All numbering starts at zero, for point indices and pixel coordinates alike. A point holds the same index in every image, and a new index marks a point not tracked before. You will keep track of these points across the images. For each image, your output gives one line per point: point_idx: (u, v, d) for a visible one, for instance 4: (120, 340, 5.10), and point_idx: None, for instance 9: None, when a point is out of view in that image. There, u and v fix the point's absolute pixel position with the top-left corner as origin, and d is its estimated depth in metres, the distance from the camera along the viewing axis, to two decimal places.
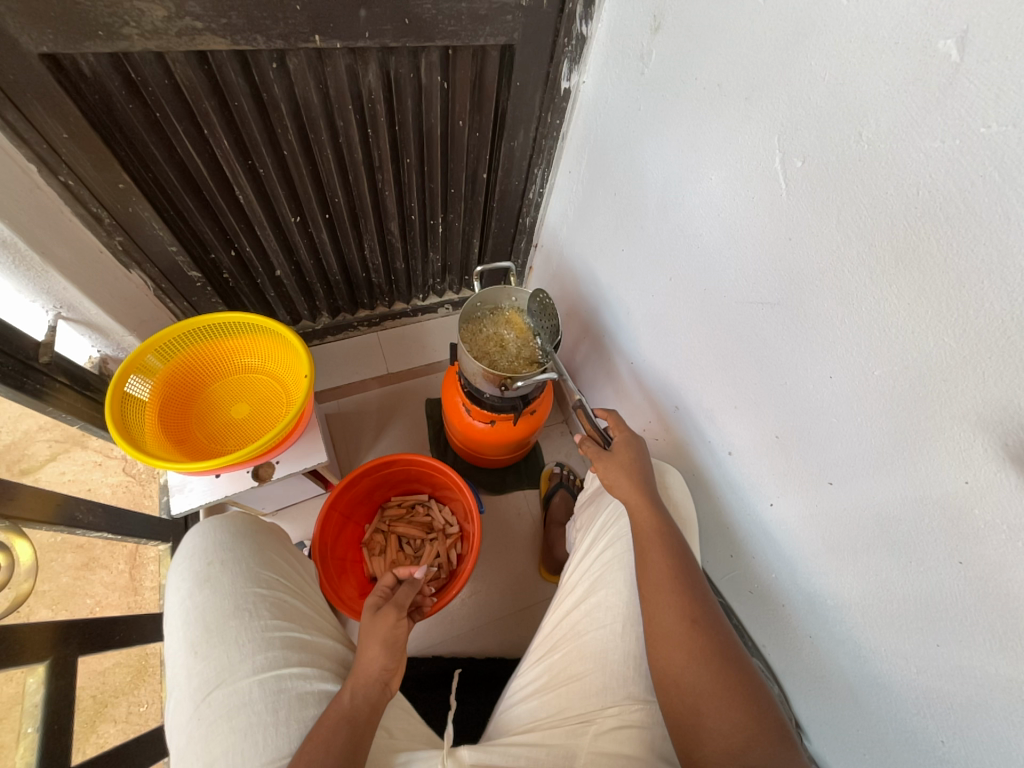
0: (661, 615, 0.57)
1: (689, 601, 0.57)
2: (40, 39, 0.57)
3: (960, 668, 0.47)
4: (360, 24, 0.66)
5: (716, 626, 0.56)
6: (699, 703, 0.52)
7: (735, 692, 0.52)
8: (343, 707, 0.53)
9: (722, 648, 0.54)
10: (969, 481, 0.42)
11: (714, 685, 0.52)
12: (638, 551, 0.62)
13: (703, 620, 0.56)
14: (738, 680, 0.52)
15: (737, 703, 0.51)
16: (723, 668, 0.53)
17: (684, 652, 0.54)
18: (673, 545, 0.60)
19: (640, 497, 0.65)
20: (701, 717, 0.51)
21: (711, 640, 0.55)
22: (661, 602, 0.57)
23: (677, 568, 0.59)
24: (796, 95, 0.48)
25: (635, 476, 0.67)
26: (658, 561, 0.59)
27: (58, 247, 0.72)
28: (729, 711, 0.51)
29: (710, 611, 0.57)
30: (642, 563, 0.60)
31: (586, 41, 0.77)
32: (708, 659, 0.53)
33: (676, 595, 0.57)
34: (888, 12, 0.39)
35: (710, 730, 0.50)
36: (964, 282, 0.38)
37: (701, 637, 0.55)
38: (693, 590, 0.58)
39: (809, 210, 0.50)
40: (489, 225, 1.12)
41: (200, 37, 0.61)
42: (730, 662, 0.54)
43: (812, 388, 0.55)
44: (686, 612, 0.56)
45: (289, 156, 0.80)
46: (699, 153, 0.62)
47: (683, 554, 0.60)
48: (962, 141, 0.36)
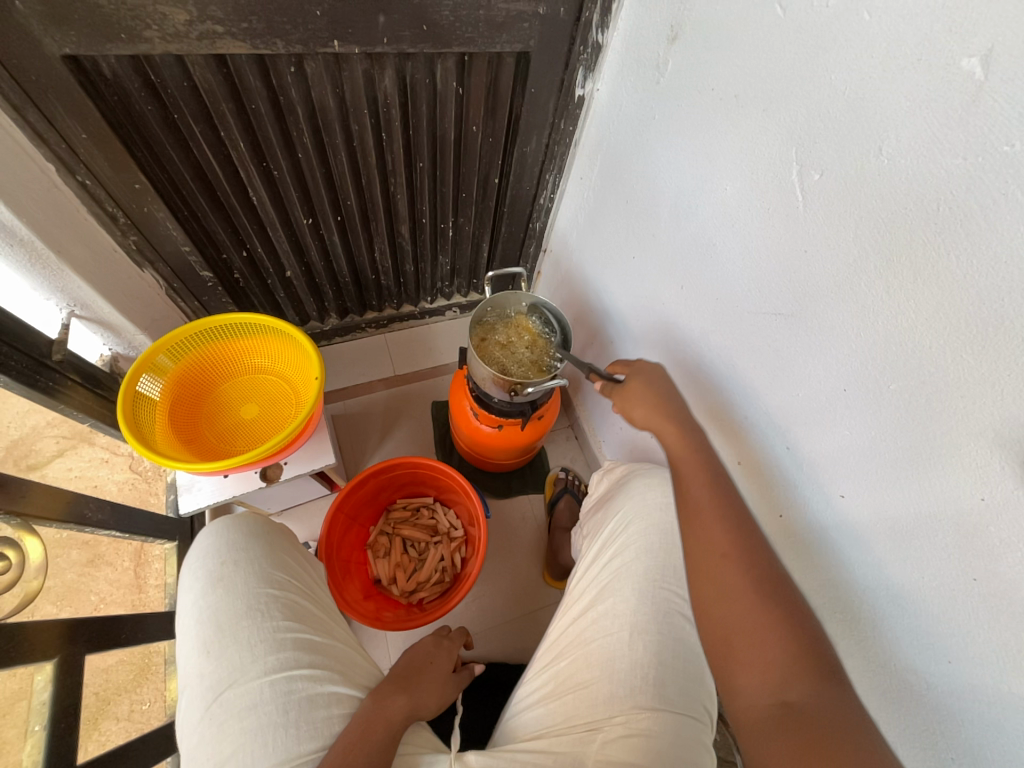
0: (693, 548, 0.61)
1: (722, 535, 0.59)
2: (62, 40, 0.57)
3: (972, 686, 0.46)
4: (378, 30, 0.67)
5: (753, 558, 0.58)
6: (734, 634, 0.55)
7: (774, 624, 0.53)
8: (389, 720, 0.56)
9: (760, 582, 0.56)
10: (985, 498, 0.42)
11: (750, 618, 0.54)
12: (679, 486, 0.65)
13: (735, 554, 0.58)
14: (776, 612, 0.54)
15: (776, 636, 0.53)
16: (760, 600, 0.55)
17: (715, 583, 0.58)
18: (710, 482, 0.63)
19: (678, 441, 0.68)
20: (734, 647, 0.55)
21: (745, 573, 0.57)
22: (693, 535, 0.61)
23: (711, 506, 0.61)
24: (815, 108, 0.48)
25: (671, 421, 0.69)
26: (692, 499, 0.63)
27: (73, 246, 0.72)
28: (764, 646, 0.53)
29: (752, 542, 0.59)
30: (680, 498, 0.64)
31: (602, 49, 0.77)
32: (741, 592, 0.56)
33: (709, 527, 0.60)
34: (912, 28, 0.39)
35: (748, 666, 0.53)
36: (983, 300, 0.38)
37: (733, 570, 0.57)
38: (729, 521, 0.60)
39: (825, 223, 0.50)
40: (499, 229, 1.12)
41: (221, 41, 0.62)
42: (766, 596, 0.55)
43: (825, 400, 0.55)
44: (718, 543, 0.59)
45: (303, 159, 0.80)
46: (714, 163, 0.62)
47: (723, 491, 0.63)
48: (984, 158, 0.36)
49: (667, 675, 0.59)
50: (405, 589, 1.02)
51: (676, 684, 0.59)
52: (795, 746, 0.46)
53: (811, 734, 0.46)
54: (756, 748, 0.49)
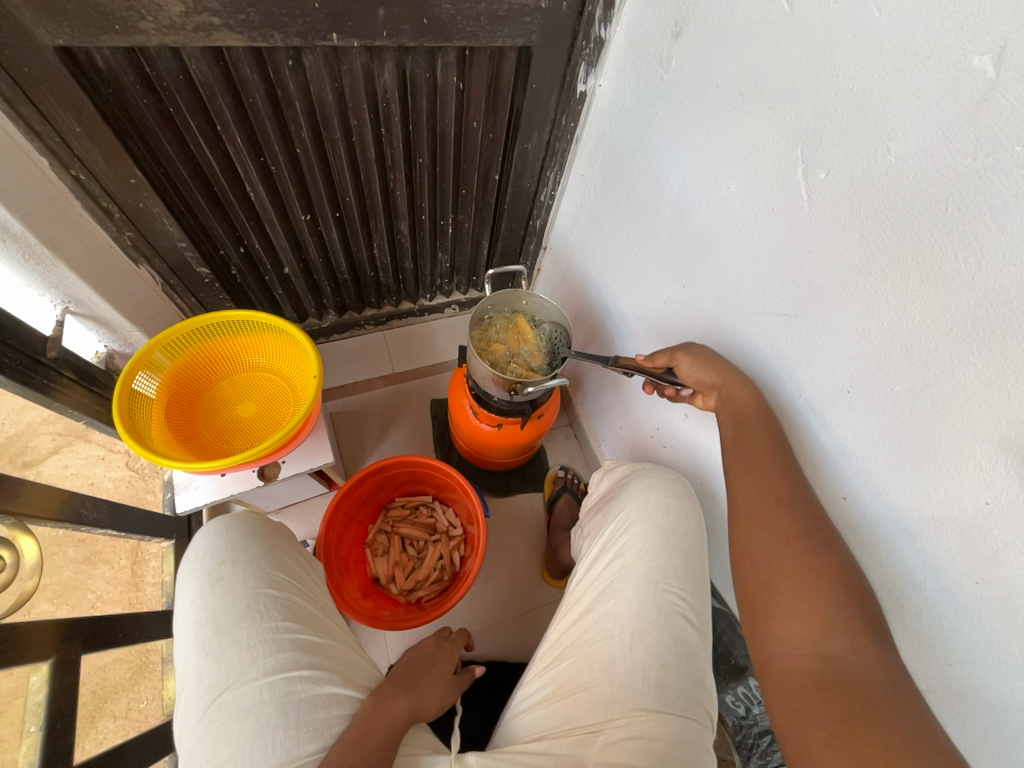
0: (745, 496, 0.58)
1: (778, 483, 0.57)
2: (55, 31, 0.56)
3: (973, 689, 0.46)
4: (378, 24, 0.66)
5: (807, 507, 0.55)
6: (779, 583, 0.53)
7: (825, 575, 0.52)
8: (390, 720, 0.55)
9: (812, 533, 0.54)
10: (990, 502, 0.41)
11: (799, 568, 0.53)
12: (737, 433, 0.61)
13: (790, 499, 0.56)
14: (827, 564, 0.52)
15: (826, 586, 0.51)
16: (813, 550, 0.53)
17: (766, 531, 0.56)
18: (768, 428, 0.59)
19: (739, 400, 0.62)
20: (777, 594, 0.53)
21: (797, 521, 0.55)
22: (747, 483, 0.58)
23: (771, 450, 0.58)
24: (822, 106, 0.47)
25: (729, 372, 0.63)
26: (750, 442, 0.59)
27: (67, 241, 0.71)
28: (808, 597, 0.51)
29: (805, 492, 0.56)
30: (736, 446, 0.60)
31: (605, 44, 0.76)
32: (793, 541, 0.54)
33: (766, 472, 0.57)
34: (922, 25, 0.38)
35: (787, 616, 0.52)
36: (992, 302, 0.38)
37: (787, 518, 0.55)
38: (786, 468, 0.57)
39: (831, 223, 0.49)
40: (499, 226, 1.11)
41: (217, 33, 0.61)
42: (819, 548, 0.53)
43: (828, 402, 0.55)
44: (774, 489, 0.56)
45: (301, 154, 0.79)
46: (717, 161, 0.62)
47: (779, 442, 0.59)
48: (995, 159, 0.36)
49: (668, 677, 0.59)
50: (404, 588, 1.02)
51: (677, 686, 0.59)
52: (828, 703, 0.47)
53: (846, 698, 0.46)
54: (784, 697, 0.50)
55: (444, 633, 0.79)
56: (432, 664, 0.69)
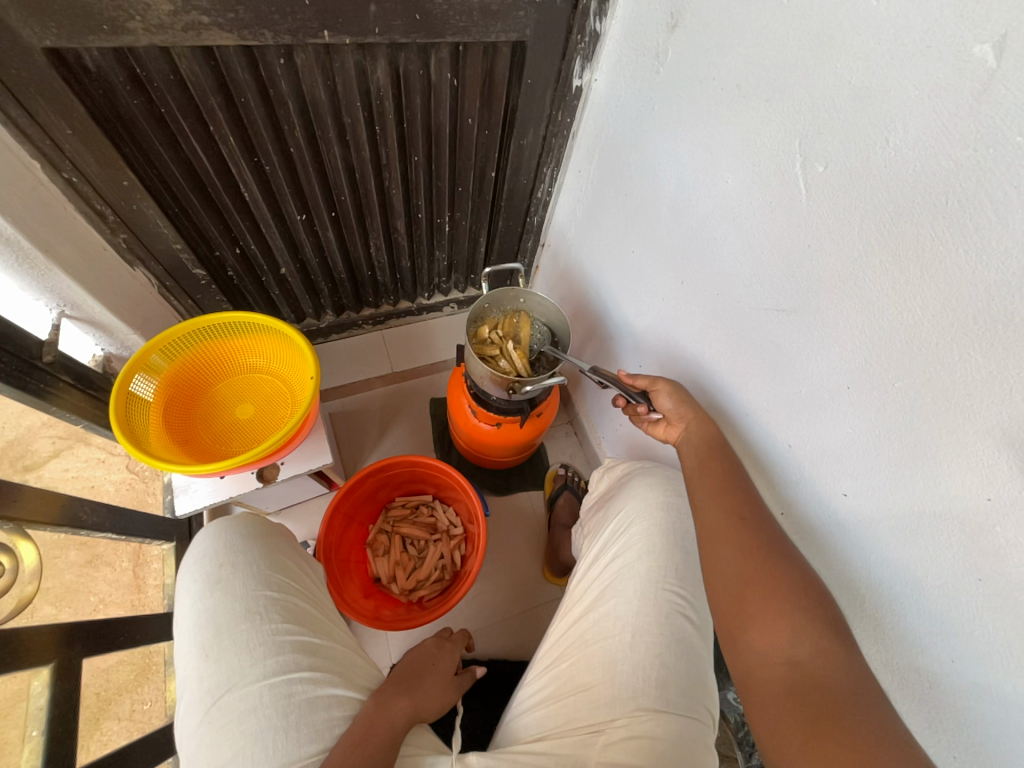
0: (709, 514, 0.61)
1: (738, 503, 0.61)
2: (43, 32, 0.56)
3: (976, 686, 0.46)
4: (369, 20, 0.65)
5: (764, 526, 0.59)
6: (746, 593, 0.55)
7: (786, 587, 0.54)
8: (391, 720, 0.55)
9: (772, 547, 0.57)
10: (991, 499, 0.40)
11: (763, 579, 0.55)
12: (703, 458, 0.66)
13: (749, 516, 0.60)
14: (787, 576, 0.54)
15: (789, 595, 0.53)
16: (773, 564, 0.56)
17: (730, 546, 0.58)
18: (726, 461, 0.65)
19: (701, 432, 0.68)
20: (745, 605, 0.55)
21: (758, 536, 0.58)
22: (711, 502, 0.62)
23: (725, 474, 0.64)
24: (820, 98, 0.47)
25: (701, 413, 0.70)
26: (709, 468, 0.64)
27: (61, 244, 0.71)
28: (775, 607, 0.53)
29: (763, 515, 0.60)
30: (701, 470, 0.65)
31: (600, 38, 0.75)
32: (756, 555, 0.57)
33: (727, 494, 0.61)
34: (921, 14, 0.37)
35: (758, 625, 0.53)
36: (993, 297, 0.37)
37: (748, 534, 0.58)
38: (743, 493, 0.62)
39: (830, 217, 0.49)
40: (496, 224, 1.10)
41: (206, 32, 0.60)
42: (780, 560, 0.56)
43: (828, 398, 0.54)
44: (735, 509, 0.60)
45: (294, 153, 0.79)
46: (714, 156, 0.61)
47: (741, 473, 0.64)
48: (996, 150, 0.35)
49: (670, 677, 0.59)
50: (405, 588, 1.02)
51: (679, 685, 0.59)
52: (800, 708, 0.47)
53: (816, 700, 0.46)
54: (761, 708, 0.49)
55: (445, 632, 0.79)
56: (432, 664, 0.69)
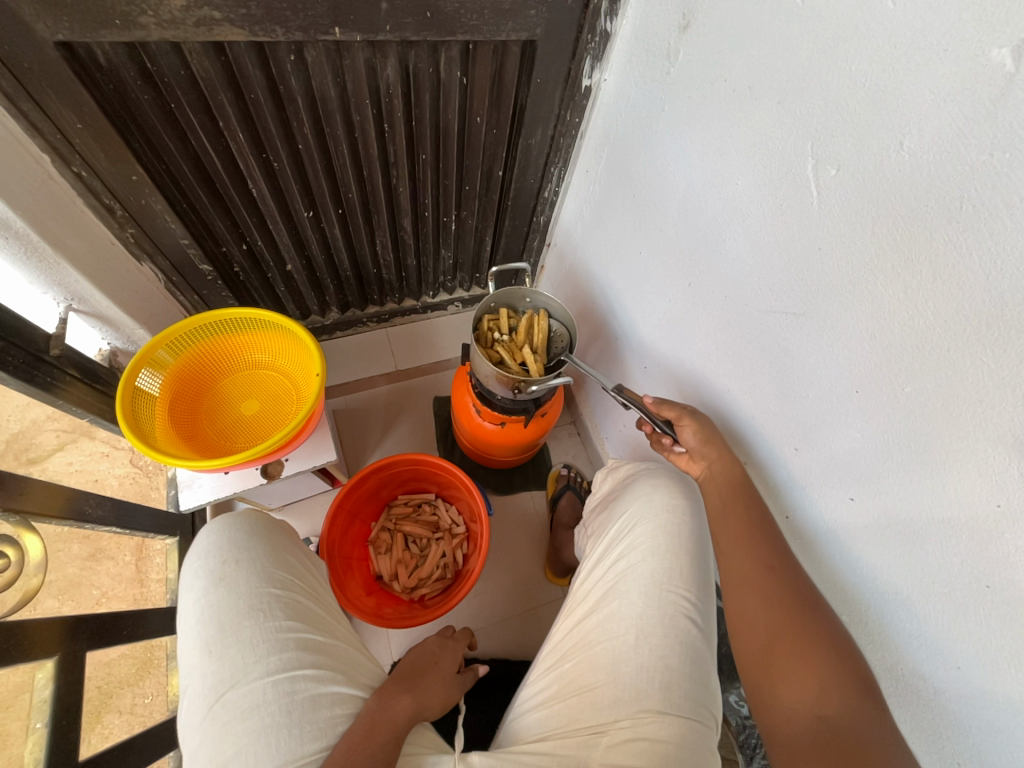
0: (738, 564, 0.60)
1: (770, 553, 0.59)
2: (55, 27, 0.56)
3: (983, 693, 0.45)
4: (381, 17, 0.65)
5: (795, 577, 0.58)
6: (775, 647, 0.54)
7: (815, 643, 0.53)
8: (395, 720, 0.55)
9: (803, 599, 0.56)
10: (1002, 505, 0.40)
11: (793, 633, 0.54)
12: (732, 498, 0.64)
13: (781, 568, 0.59)
14: (816, 631, 0.54)
15: (818, 653, 0.53)
16: (803, 618, 0.55)
17: (758, 597, 0.57)
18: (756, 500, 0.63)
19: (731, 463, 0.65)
20: (774, 660, 0.54)
21: (788, 587, 0.57)
22: (739, 551, 0.61)
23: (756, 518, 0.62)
24: (834, 100, 0.46)
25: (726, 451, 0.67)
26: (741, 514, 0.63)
27: (69, 239, 0.71)
28: (804, 662, 0.53)
29: (793, 564, 0.59)
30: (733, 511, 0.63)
31: (610, 38, 0.75)
32: (787, 608, 0.56)
33: (758, 543, 0.60)
34: (938, 17, 0.37)
35: (787, 679, 0.53)
36: (1008, 303, 0.37)
37: (779, 586, 0.57)
38: (775, 542, 0.60)
39: (841, 220, 0.49)
40: (503, 223, 1.10)
41: (218, 28, 0.60)
42: (810, 614, 0.55)
43: (836, 403, 0.54)
44: (766, 560, 0.59)
45: (303, 150, 0.79)
46: (725, 157, 0.61)
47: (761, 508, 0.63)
48: (1012, 155, 0.35)
49: (673, 679, 0.59)
50: (406, 586, 1.01)
51: (683, 688, 0.58)
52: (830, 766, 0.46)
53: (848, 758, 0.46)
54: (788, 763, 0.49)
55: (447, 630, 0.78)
56: (434, 663, 0.69)
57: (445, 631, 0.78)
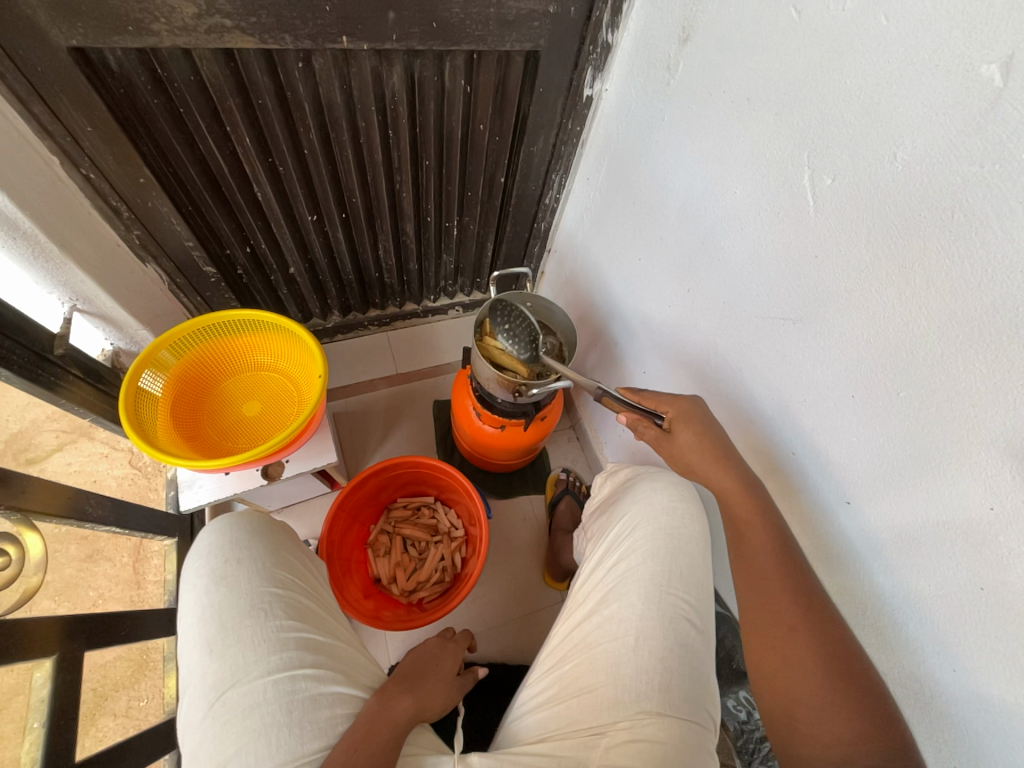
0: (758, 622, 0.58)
1: (791, 611, 0.56)
2: (69, 32, 0.57)
3: (978, 696, 0.46)
4: (387, 27, 0.66)
5: (827, 632, 0.55)
6: (795, 695, 0.53)
7: (841, 703, 0.50)
8: (394, 720, 0.56)
9: (835, 652, 0.53)
10: (995, 508, 0.41)
11: (811, 693, 0.52)
12: (736, 535, 0.62)
13: (805, 626, 0.55)
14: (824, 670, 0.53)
15: (843, 714, 0.50)
16: (828, 676, 0.52)
17: (778, 655, 0.55)
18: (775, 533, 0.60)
19: (738, 484, 0.62)
20: (795, 720, 0.52)
21: (818, 644, 0.54)
22: (759, 607, 0.58)
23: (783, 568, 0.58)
24: (829, 113, 0.48)
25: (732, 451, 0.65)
26: (755, 566, 0.59)
27: (76, 239, 0.71)
28: (830, 719, 0.50)
29: (822, 618, 0.55)
30: (746, 556, 0.60)
31: (611, 49, 0.77)
32: (808, 667, 0.53)
33: (774, 600, 0.57)
34: (929, 34, 0.38)
35: (807, 734, 0.51)
36: (999, 308, 0.38)
37: (799, 647, 0.54)
38: (798, 594, 0.57)
39: (837, 229, 0.50)
40: (504, 229, 1.11)
41: (228, 35, 0.61)
42: (840, 672, 0.52)
43: (832, 407, 0.55)
44: (784, 618, 0.56)
45: (309, 155, 0.80)
46: (724, 166, 0.62)
47: (777, 515, 0.61)
48: (1002, 166, 0.36)
49: (673, 680, 0.59)
50: (405, 589, 1.02)
51: (681, 688, 0.59)
52: None
53: None
54: None
55: (445, 631, 0.79)
56: (436, 665, 0.69)
57: (444, 634, 0.78)
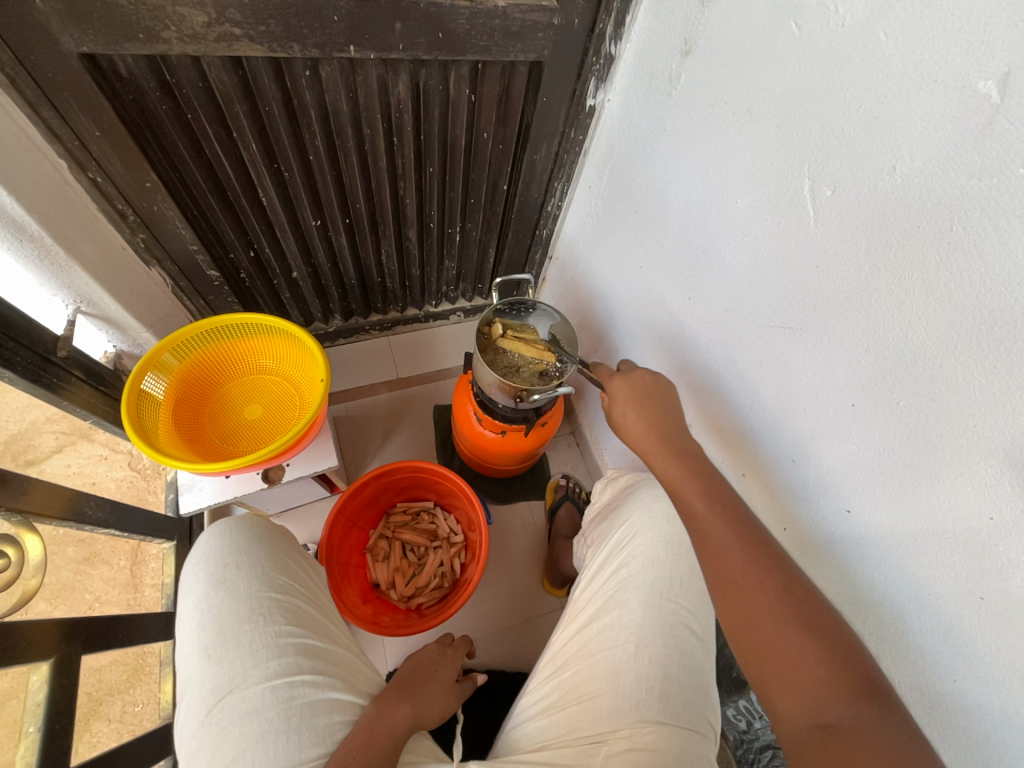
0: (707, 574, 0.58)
1: (738, 564, 0.56)
2: (80, 38, 0.58)
3: (979, 706, 0.46)
4: (394, 36, 0.67)
5: (784, 581, 0.54)
6: (764, 652, 0.52)
7: (810, 651, 0.50)
8: (393, 727, 0.55)
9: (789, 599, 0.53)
10: (994, 518, 0.41)
11: (770, 645, 0.51)
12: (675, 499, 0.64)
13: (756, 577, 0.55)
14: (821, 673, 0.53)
15: (809, 659, 0.49)
16: (791, 632, 0.51)
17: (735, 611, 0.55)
18: (715, 494, 0.62)
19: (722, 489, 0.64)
20: (767, 676, 0.52)
21: (767, 594, 0.54)
22: (707, 560, 0.58)
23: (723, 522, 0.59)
24: (829, 126, 0.48)
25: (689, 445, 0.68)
26: (692, 513, 0.61)
27: (82, 242, 0.72)
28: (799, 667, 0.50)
29: (777, 565, 0.56)
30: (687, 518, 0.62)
31: (615, 60, 0.78)
32: (769, 627, 0.52)
33: (728, 556, 0.57)
34: (928, 50, 0.39)
35: (779, 688, 0.50)
36: (998, 319, 0.38)
37: (755, 596, 0.54)
38: (747, 548, 0.57)
39: (837, 239, 0.50)
40: (506, 235, 1.12)
41: (237, 43, 0.62)
42: (796, 618, 0.52)
43: (832, 415, 0.55)
44: (733, 572, 0.56)
45: (313, 160, 0.80)
46: (725, 177, 0.63)
47: None
48: (999, 180, 0.36)
49: (673, 689, 0.59)
50: (404, 594, 1.02)
51: (681, 698, 0.59)
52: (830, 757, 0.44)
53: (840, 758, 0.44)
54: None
55: (445, 638, 0.78)
56: (435, 671, 0.69)
57: (444, 640, 0.78)
